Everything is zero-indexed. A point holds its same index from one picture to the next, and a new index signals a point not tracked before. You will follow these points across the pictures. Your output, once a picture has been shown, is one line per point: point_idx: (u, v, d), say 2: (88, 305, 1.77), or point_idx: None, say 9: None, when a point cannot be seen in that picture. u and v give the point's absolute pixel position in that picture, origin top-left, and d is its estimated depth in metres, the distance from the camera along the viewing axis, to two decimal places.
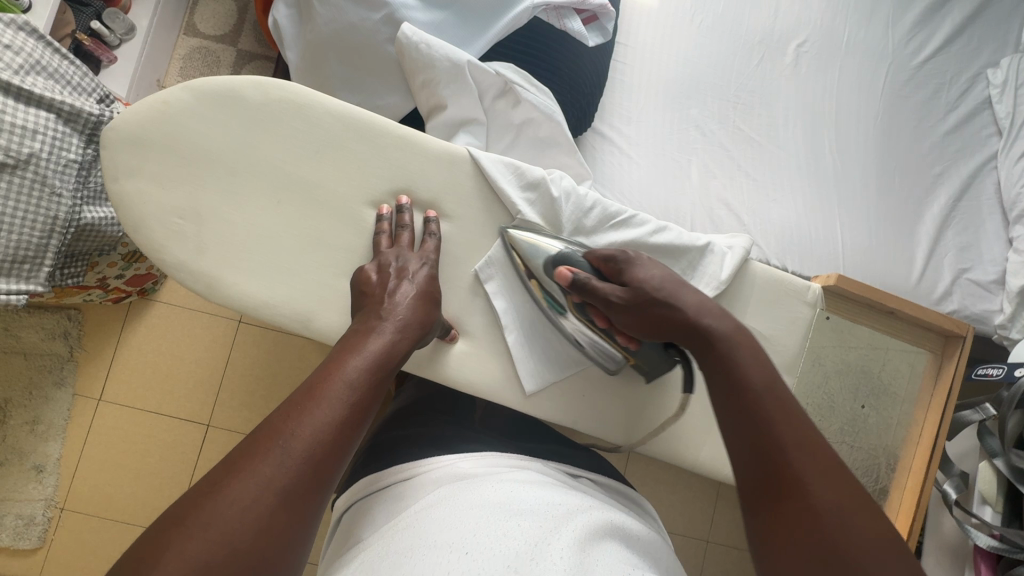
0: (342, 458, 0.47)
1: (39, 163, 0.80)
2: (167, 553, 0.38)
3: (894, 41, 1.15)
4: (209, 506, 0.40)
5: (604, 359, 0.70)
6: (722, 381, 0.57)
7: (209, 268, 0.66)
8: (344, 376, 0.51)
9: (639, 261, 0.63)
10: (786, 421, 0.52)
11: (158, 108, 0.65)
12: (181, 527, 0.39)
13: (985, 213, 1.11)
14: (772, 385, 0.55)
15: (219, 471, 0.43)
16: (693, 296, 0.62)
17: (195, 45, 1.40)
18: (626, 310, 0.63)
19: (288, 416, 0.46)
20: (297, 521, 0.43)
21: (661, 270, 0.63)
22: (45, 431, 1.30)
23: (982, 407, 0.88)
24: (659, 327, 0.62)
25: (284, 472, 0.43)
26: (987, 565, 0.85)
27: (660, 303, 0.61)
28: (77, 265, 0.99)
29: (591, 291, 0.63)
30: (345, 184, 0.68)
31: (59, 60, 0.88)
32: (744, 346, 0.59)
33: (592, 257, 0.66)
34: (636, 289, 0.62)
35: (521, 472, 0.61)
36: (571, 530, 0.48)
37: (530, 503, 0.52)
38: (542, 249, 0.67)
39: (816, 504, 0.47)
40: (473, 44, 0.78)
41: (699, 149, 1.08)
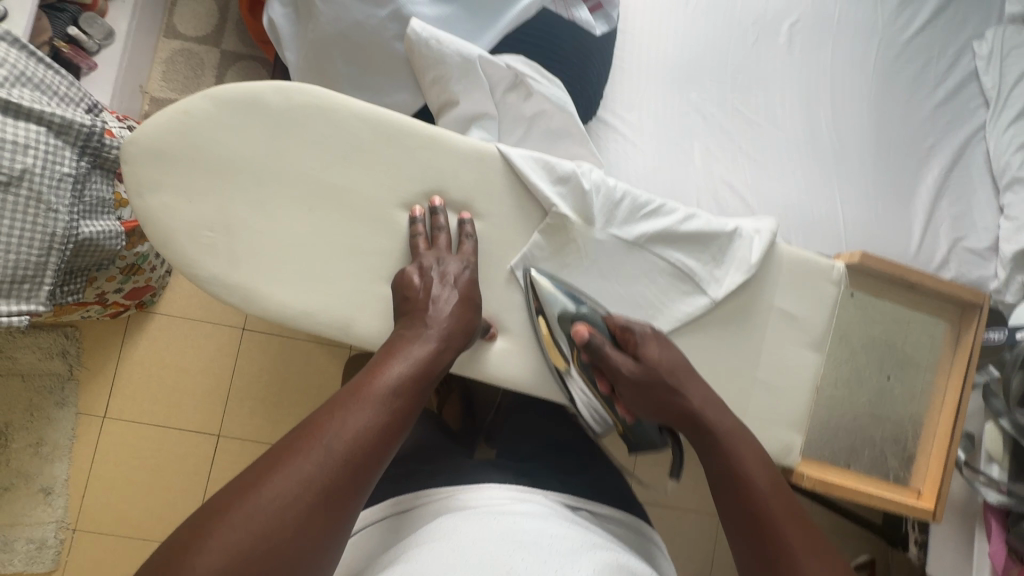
0: (380, 462, 0.49)
1: (33, 179, 0.77)
2: (211, 539, 0.40)
3: (884, 17, 1.17)
4: (252, 498, 0.42)
5: (596, 421, 0.75)
6: (721, 478, 0.61)
7: (235, 278, 0.65)
8: (387, 381, 0.53)
9: (651, 339, 0.67)
10: (793, 524, 0.56)
11: (179, 118, 0.63)
12: (226, 514, 0.41)
13: (976, 183, 1.14)
14: (777, 486, 0.60)
15: (264, 463, 0.45)
16: (698, 390, 0.66)
17: (177, 47, 1.36)
18: (633, 384, 0.65)
19: (331, 416, 0.48)
20: (334, 518, 0.45)
21: (670, 354, 0.67)
22: (50, 452, 1.27)
23: (987, 370, 0.93)
24: (661, 408, 0.65)
25: (324, 470, 0.45)
26: (998, 519, 0.89)
27: (667, 386, 0.65)
28: (77, 281, 0.96)
29: (604, 357, 0.66)
30: (375, 187, 0.67)
31: (45, 70, 0.84)
32: (743, 441, 0.63)
33: (610, 322, 0.69)
34: (647, 365, 0.65)
35: (523, 506, 0.61)
36: (576, 570, 0.49)
37: (533, 538, 0.53)
38: (559, 300, 0.69)
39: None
40: (482, 36, 0.77)
41: (701, 133, 1.09)
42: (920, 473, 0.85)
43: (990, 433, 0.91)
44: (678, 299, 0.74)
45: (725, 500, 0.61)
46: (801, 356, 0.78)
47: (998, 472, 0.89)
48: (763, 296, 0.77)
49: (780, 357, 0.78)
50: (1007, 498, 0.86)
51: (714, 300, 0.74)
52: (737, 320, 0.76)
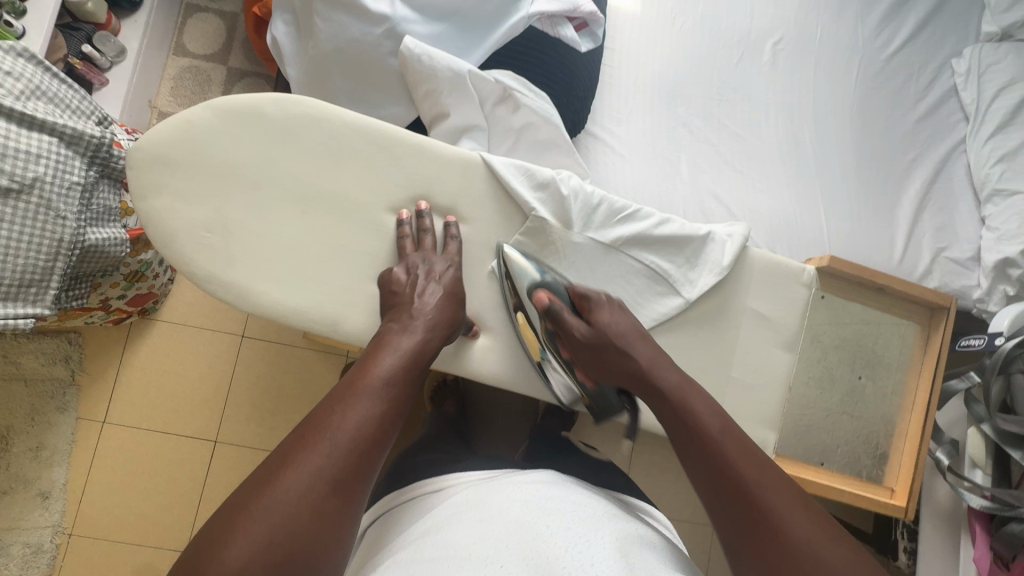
0: (384, 448, 0.51)
1: (44, 187, 0.81)
2: (235, 534, 0.41)
3: (864, 37, 1.21)
4: (268, 493, 0.44)
5: (561, 390, 0.74)
6: (677, 429, 0.62)
7: (231, 278, 0.68)
8: (381, 372, 0.55)
9: (607, 305, 0.68)
10: (744, 458, 0.57)
11: (180, 127, 0.67)
12: (247, 512, 0.43)
13: (957, 195, 1.17)
14: (726, 426, 0.60)
15: (273, 461, 0.47)
16: (647, 349, 0.66)
17: (185, 65, 1.41)
18: (586, 346, 0.66)
19: (332, 410, 0.50)
20: (348, 503, 0.47)
21: (625, 318, 0.68)
22: (50, 456, 1.29)
23: (967, 376, 0.94)
24: (612, 370, 0.66)
25: (332, 461, 0.47)
26: (983, 525, 0.90)
27: (618, 349, 0.65)
28: (82, 286, 0.99)
29: (561, 321, 0.67)
30: (366, 192, 0.70)
31: (58, 84, 0.88)
32: (694, 395, 0.63)
33: (570, 290, 0.70)
34: (598, 329, 0.66)
35: (534, 474, 0.64)
36: (602, 537, 0.52)
37: (554, 505, 0.56)
38: (527, 271, 0.70)
39: (794, 546, 0.50)
40: (472, 53, 0.81)
41: (687, 145, 1.12)
42: (894, 471, 0.87)
43: (973, 438, 0.92)
44: (654, 300, 0.77)
45: (683, 448, 0.61)
46: (774, 356, 0.80)
47: (982, 477, 0.91)
48: (736, 297, 0.79)
49: (761, 359, 0.80)
50: (990, 503, 0.87)
51: (688, 301, 0.76)
52: (715, 323, 0.79)
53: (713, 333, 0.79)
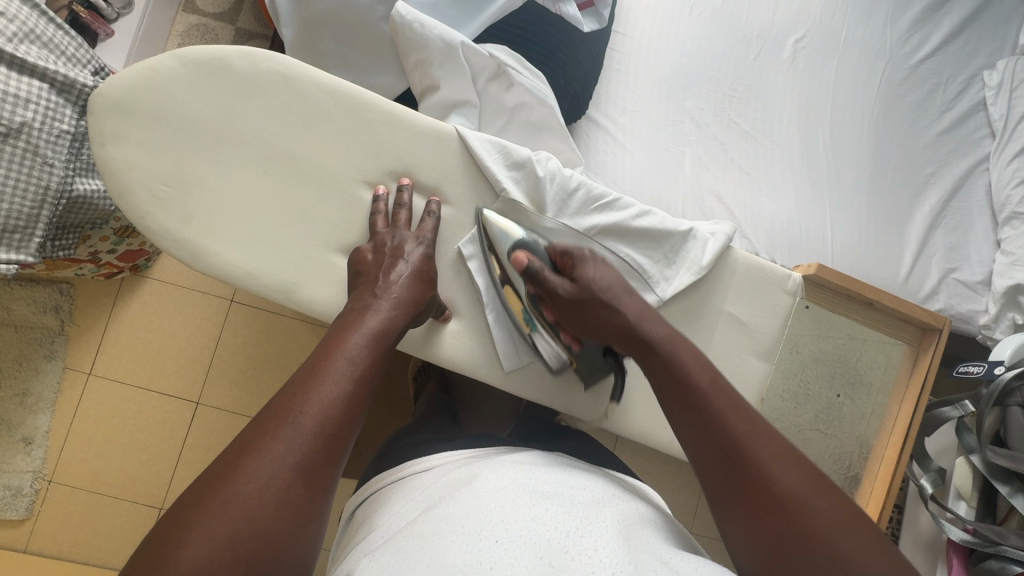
0: (350, 432, 0.48)
1: (31, 133, 0.78)
2: (192, 532, 0.38)
3: (892, 40, 1.15)
4: (228, 484, 0.41)
5: (550, 357, 0.72)
6: (664, 383, 0.58)
7: (196, 237, 0.66)
8: (347, 353, 0.52)
9: (590, 259, 0.64)
10: (734, 413, 0.53)
11: (146, 75, 0.65)
12: (202, 507, 0.40)
13: (974, 214, 1.11)
14: (713, 376, 0.56)
15: (232, 453, 0.43)
16: (634, 302, 0.63)
17: (194, 22, 1.39)
18: (568, 304, 0.63)
19: (295, 394, 0.47)
20: (314, 491, 0.44)
21: (611, 272, 0.64)
22: (35, 403, 1.30)
23: (960, 404, 0.89)
24: (598, 326, 0.63)
25: (297, 447, 0.44)
26: (960, 559, 0.87)
27: (603, 304, 0.62)
28: (69, 237, 0.98)
29: (542, 281, 0.64)
30: (334, 159, 0.68)
31: (55, 30, 0.85)
32: (684, 346, 0.59)
33: (551, 250, 0.66)
34: (582, 285, 0.62)
35: (523, 455, 0.61)
36: (600, 522, 0.49)
37: (549, 489, 0.53)
38: (511, 235, 0.68)
39: (785, 499, 0.48)
40: (468, 25, 0.78)
41: (693, 140, 1.08)
42: (865, 494, 0.86)
43: (962, 469, 0.89)
44: None
45: (669, 398, 0.57)
46: (749, 364, 0.79)
47: (965, 510, 0.87)
48: (714, 299, 0.77)
49: (733, 364, 0.78)
50: (971, 538, 0.83)
51: (661, 299, 0.74)
52: (692, 325, 0.76)
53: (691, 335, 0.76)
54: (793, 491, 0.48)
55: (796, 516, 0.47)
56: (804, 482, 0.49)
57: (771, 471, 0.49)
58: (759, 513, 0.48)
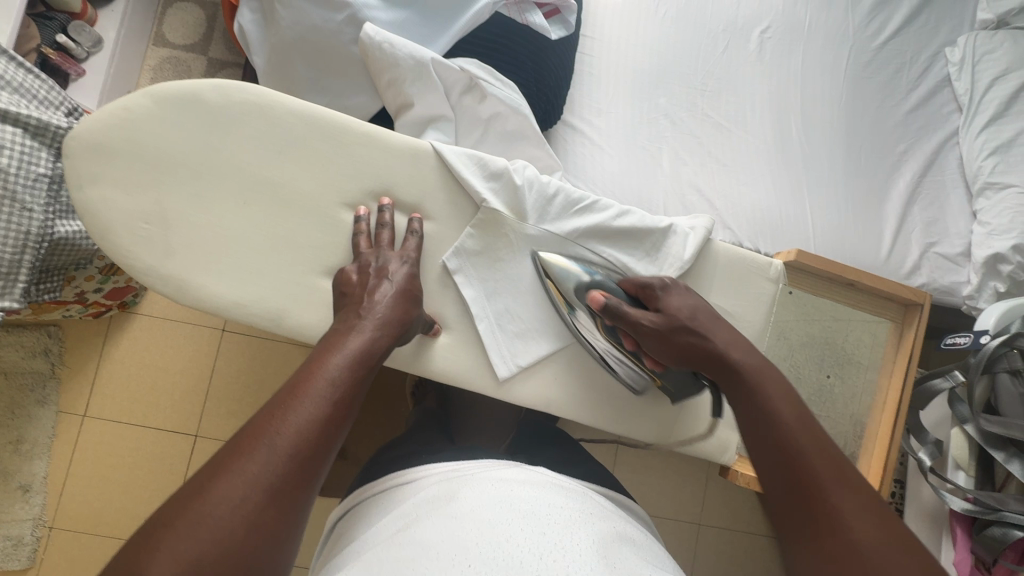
0: (328, 453, 0.48)
1: (8, 178, 0.78)
2: (157, 553, 0.38)
3: (855, 24, 1.18)
4: (198, 505, 0.41)
5: (631, 379, 0.74)
6: (752, 417, 0.60)
7: (180, 272, 0.66)
8: (327, 374, 0.52)
9: (675, 290, 0.69)
10: (819, 455, 0.54)
11: (120, 114, 0.65)
12: (171, 528, 0.39)
13: (948, 188, 1.14)
14: (804, 419, 0.58)
15: (205, 473, 0.43)
16: (724, 332, 0.66)
17: (165, 55, 1.39)
18: (656, 334, 0.66)
19: (272, 416, 0.47)
20: (288, 513, 0.43)
21: (695, 301, 0.68)
22: (31, 449, 1.29)
23: (951, 375, 0.91)
24: (687, 355, 0.66)
25: (270, 468, 0.44)
26: (964, 528, 0.88)
27: (692, 332, 0.66)
28: (54, 279, 0.97)
29: (624, 316, 0.67)
30: (314, 184, 0.68)
31: (26, 75, 0.86)
32: (770, 382, 0.62)
33: (626, 284, 0.71)
34: (669, 315, 0.66)
35: (512, 471, 0.61)
36: (582, 540, 0.50)
37: (535, 508, 0.53)
38: (573, 272, 0.70)
39: (860, 545, 0.47)
40: (436, 42, 0.79)
41: (668, 136, 1.09)
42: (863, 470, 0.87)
43: (956, 439, 0.90)
44: None
45: (753, 436, 0.59)
46: None
47: (965, 479, 0.88)
48: (699, 292, 0.78)
49: None
50: (973, 506, 0.84)
51: None
52: None
53: None
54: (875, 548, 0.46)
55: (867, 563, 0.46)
56: (889, 542, 0.47)
57: (843, 515, 0.49)
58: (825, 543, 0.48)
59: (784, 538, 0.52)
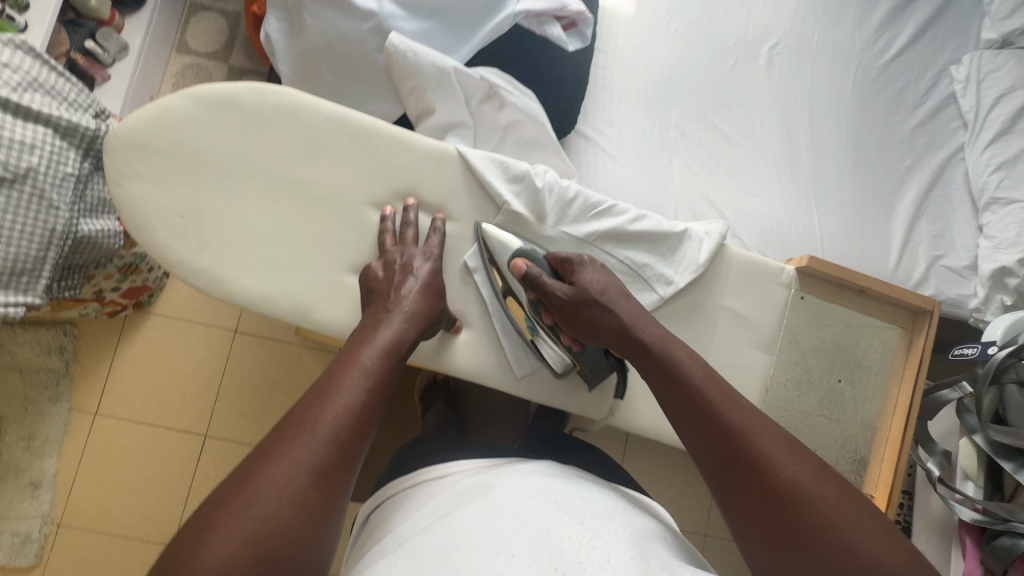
0: (364, 439, 0.50)
1: (37, 177, 0.80)
2: (215, 532, 0.40)
3: (862, 42, 1.21)
4: (249, 488, 0.43)
5: (551, 358, 0.72)
6: (664, 382, 0.61)
7: (210, 266, 0.68)
8: (360, 364, 0.54)
9: (589, 264, 0.68)
10: (730, 405, 0.56)
11: (159, 115, 0.67)
12: (225, 509, 0.42)
13: (955, 203, 1.15)
14: (708, 373, 0.60)
15: (253, 459, 0.45)
16: (630, 305, 0.66)
17: (187, 62, 1.43)
18: (569, 306, 0.66)
19: (312, 404, 0.49)
20: (330, 495, 0.46)
21: (607, 277, 0.68)
22: (42, 446, 1.30)
23: (959, 386, 0.91)
24: (593, 326, 0.66)
25: (312, 453, 0.46)
26: (973, 538, 0.88)
27: (601, 304, 0.65)
28: (75, 276, 0.98)
29: (541, 286, 0.67)
30: (342, 184, 0.71)
31: (54, 76, 0.87)
32: (676, 345, 0.63)
33: (551, 257, 0.70)
34: (581, 287, 0.66)
35: (536, 465, 0.63)
36: (615, 532, 0.51)
37: (564, 500, 0.55)
38: (508, 244, 0.70)
39: (782, 486, 0.50)
40: (458, 51, 0.82)
41: (679, 147, 1.12)
42: (872, 477, 0.88)
43: (965, 448, 0.91)
44: None
45: (667, 396, 0.61)
46: (751, 357, 0.81)
47: (974, 489, 0.89)
48: (713, 296, 0.80)
49: (737, 358, 0.80)
50: (982, 517, 0.85)
51: (662, 299, 0.76)
52: (692, 321, 0.79)
53: (694, 333, 0.79)
54: (798, 481, 0.50)
55: (792, 499, 0.49)
56: (806, 471, 0.50)
57: (761, 456, 0.52)
58: (758, 493, 0.50)
59: (723, 502, 0.53)
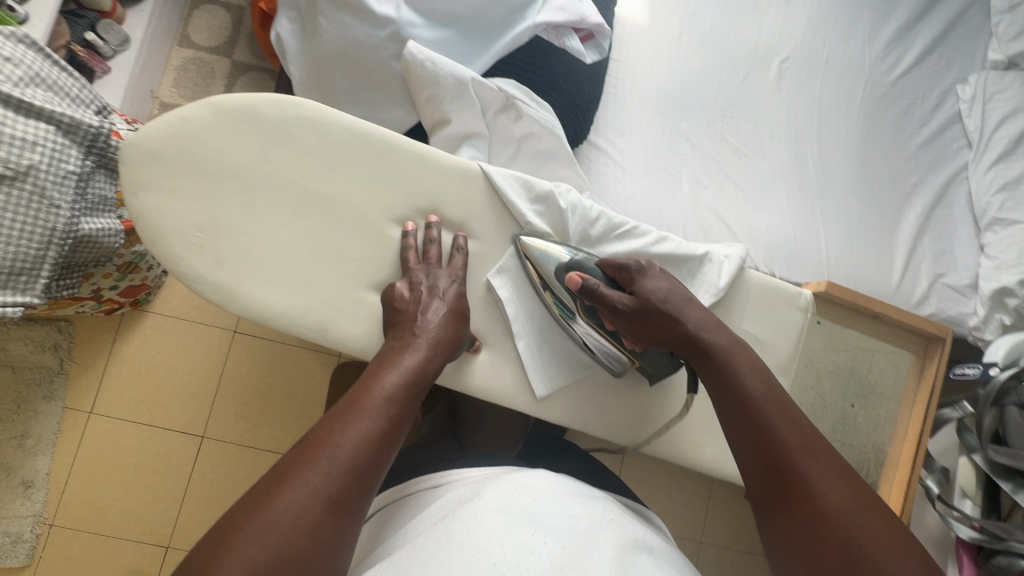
0: (382, 468, 0.50)
1: (38, 175, 0.77)
2: (227, 554, 0.40)
3: (871, 58, 1.21)
4: (264, 512, 0.43)
5: (610, 361, 0.73)
6: (721, 392, 0.63)
7: (227, 279, 0.67)
8: (383, 390, 0.54)
9: (650, 271, 0.68)
10: (790, 428, 0.58)
11: (178, 123, 0.66)
12: (239, 532, 0.41)
13: (957, 221, 1.17)
14: (770, 389, 0.61)
15: (270, 479, 0.45)
16: (695, 314, 0.66)
17: (189, 56, 1.40)
18: (632, 318, 0.66)
19: (332, 428, 0.49)
20: (343, 526, 0.45)
21: (669, 283, 0.68)
22: (35, 445, 1.27)
23: (960, 406, 0.95)
24: (662, 338, 0.66)
25: (330, 480, 0.46)
26: (970, 556, 0.90)
27: (664, 314, 0.66)
28: (74, 276, 0.96)
29: (600, 296, 0.66)
30: (363, 199, 0.70)
31: (57, 72, 0.85)
32: (743, 357, 0.64)
33: (604, 265, 0.70)
34: (642, 297, 0.66)
35: (530, 474, 0.61)
36: (603, 549, 0.50)
37: (553, 517, 0.53)
38: (553, 256, 0.70)
39: (828, 509, 0.52)
40: (476, 61, 0.81)
41: (689, 160, 1.12)
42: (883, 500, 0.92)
43: (963, 468, 0.93)
44: None
45: (726, 410, 0.62)
46: None
47: (971, 508, 0.90)
48: (729, 316, 0.80)
49: None
50: (980, 535, 0.86)
51: None
52: None
53: None
54: (842, 509, 0.51)
55: (837, 529, 0.50)
56: (858, 504, 0.52)
57: (811, 482, 0.54)
58: (795, 513, 0.54)
59: (761, 511, 0.57)
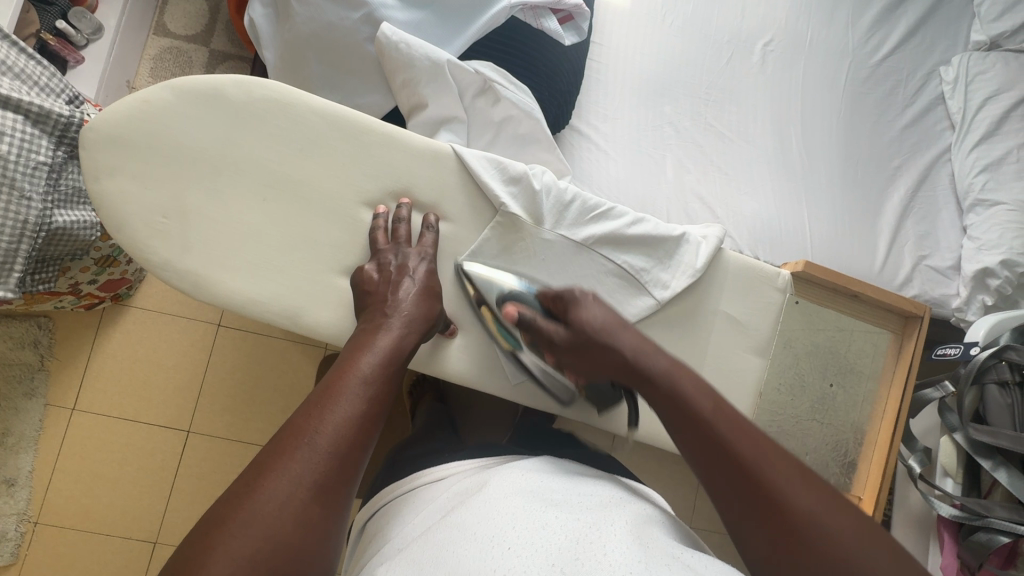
0: (365, 450, 0.49)
1: (7, 166, 0.75)
2: (213, 552, 0.39)
3: (854, 40, 1.21)
4: (247, 505, 0.42)
5: (557, 389, 0.73)
6: (667, 405, 0.56)
7: (196, 266, 0.66)
8: (360, 372, 0.53)
9: (584, 301, 0.62)
10: (741, 435, 0.51)
11: (140, 108, 0.65)
12: (224, 529, 0.40)
13: (940, 204, 1.17)
14: (718, 403, 0.55)
15: (251, 472, 0.44)
16: (633, 339, 0.60)
17: (166, 45, 1.37)
18: (568, 351, 0.62)
19: (310, 415, 0.48)
20: (331, 510, 0.45)
21: (605, 311, 0.62)
22: (16, 443, 1.25)
23: (942, 385, 0.94)
24: (597, 369, 0.62)
25: (313, 466, 0.45)
26: (950, 532, 0.92)
27: (600, 345, 0.60)
28: (49, 269, 0.94)
29: (535, 329, 0.64)
30: (334, 182, 0.69)
31: (25, 59, 0.83)
32: (686, 375, 0.57)
33: (541, 295, 0.67)
34: (578, 329, 0.61)
35: (528, 462, 0.62)
36: (615, 522, 0.51)
37: (561, 497, 0.54)
38: (496, 283, 0.70)
39: (797, 514, 0.46)
40: (451, 43, 0.79)
41: (673, 145, 1.11)
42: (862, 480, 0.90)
43: (945, 446, 0.93)
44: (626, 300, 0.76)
45: (673, 421, 0.55)
46: (746, 360, 0.82)
47: (952, 486, 0.92)
48: (708, 299, 0.80)
49: (732, 361, 0.81)
50: (960, 512, 0.88)
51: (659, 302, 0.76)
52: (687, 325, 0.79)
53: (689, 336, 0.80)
54: (813, 514, 0.46)
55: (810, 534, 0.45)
56: (823, 504, 0.47)
57: (778, 490, 0.48)
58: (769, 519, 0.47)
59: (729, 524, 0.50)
